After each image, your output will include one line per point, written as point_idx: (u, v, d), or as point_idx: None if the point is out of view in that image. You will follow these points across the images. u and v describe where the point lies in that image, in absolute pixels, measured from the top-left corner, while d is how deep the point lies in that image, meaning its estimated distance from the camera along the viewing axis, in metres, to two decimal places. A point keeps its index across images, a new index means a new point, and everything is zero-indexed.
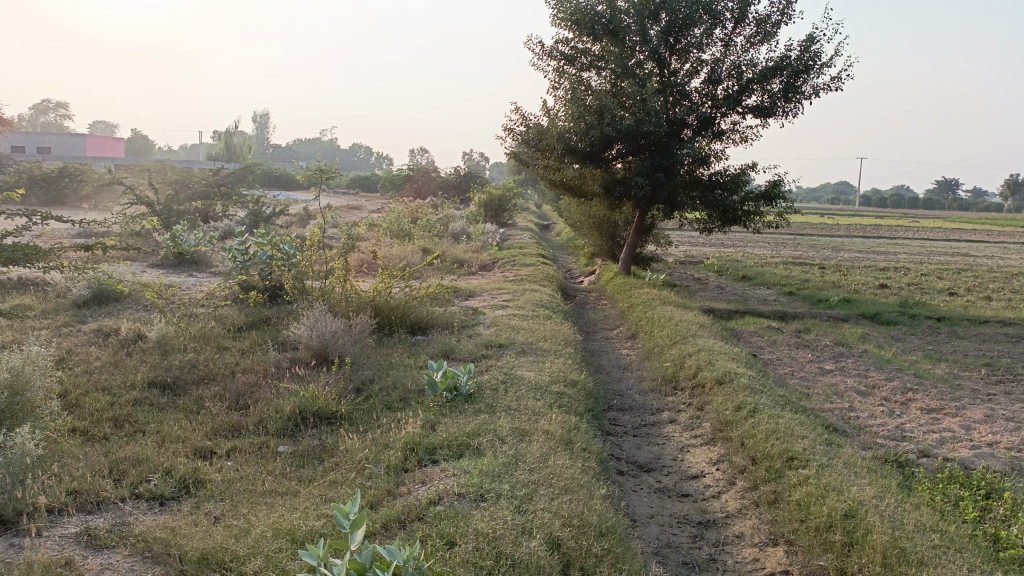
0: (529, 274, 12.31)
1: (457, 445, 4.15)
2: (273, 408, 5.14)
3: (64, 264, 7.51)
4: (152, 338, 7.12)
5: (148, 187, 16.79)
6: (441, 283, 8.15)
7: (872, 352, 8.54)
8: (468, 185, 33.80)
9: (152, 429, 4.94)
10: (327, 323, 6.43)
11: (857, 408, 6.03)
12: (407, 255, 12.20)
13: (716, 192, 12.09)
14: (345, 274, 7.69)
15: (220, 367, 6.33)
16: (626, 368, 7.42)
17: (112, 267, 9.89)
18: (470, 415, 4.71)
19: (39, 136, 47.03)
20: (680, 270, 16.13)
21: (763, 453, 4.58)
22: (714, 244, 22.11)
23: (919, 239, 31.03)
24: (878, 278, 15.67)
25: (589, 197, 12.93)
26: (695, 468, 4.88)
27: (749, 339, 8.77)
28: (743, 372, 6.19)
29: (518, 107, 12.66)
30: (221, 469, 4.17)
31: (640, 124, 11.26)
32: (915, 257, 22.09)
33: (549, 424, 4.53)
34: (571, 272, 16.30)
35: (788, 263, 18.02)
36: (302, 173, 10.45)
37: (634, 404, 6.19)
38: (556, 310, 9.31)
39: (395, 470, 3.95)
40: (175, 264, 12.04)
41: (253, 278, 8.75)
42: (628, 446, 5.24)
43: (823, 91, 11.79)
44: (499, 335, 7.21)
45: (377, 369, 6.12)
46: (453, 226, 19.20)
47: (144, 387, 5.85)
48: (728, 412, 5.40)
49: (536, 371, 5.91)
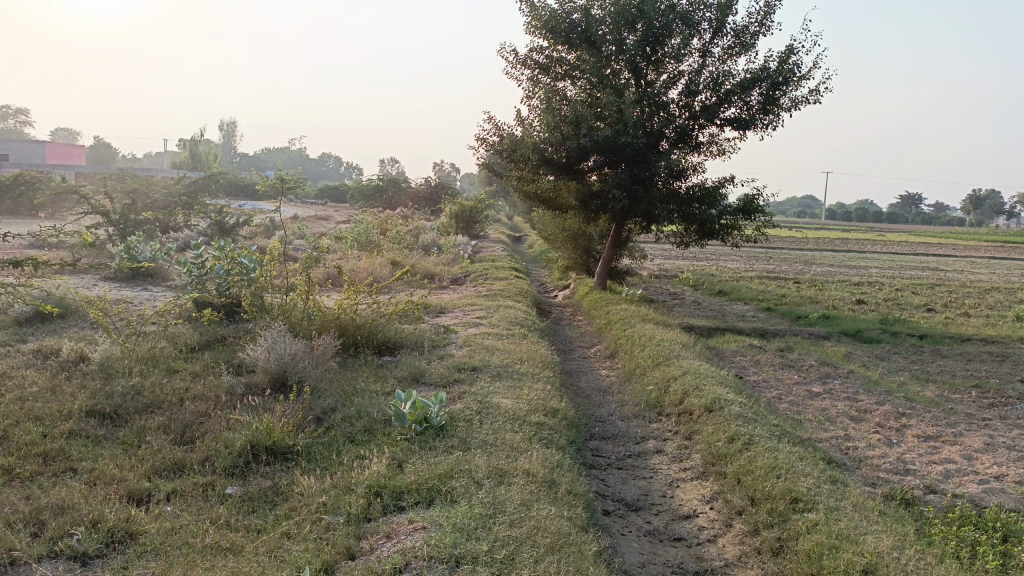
0: (502, 288, 11.88)
1: (427, 489, 3.70)
2: (223, 442, 4.64)
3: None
4: (95, 361, 6.56)
5: (104, 196, 16.08)
6: (411, 300, 7.69)
7: (859, 373, 8.23)
8: (439, 195, 33.35)
9: (83, 467, 4.41)
10: (286, 345, 5.94)
11: (854, 437, 5.67)
12: (376, 269, 11.71)
13: (693, 206, 11.77)
14: (307, 290, 7.19)
15: (167, 393, 5.80)
16: (605, 391, 7.01)
17: (59, 283, 9.28)
18: (441, 452, 4.25)
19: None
20: (655, 285, 15.83)
21: (763, 493, 4.19)
22: (687, 258, 21.90)
23: (887, 252, 31.18)
24: (854, 293, 15.49)
25: (565, 209, 12.55)
26: (687, 506, 4.47)
27: (732, 359, 8.43)
28: (733, 398, 5.80)
29: (492, 116, 12.26)
30: (159, 518, 3.68)
31: (618, 135, 10.92)
32: (887, 271, 22.05)
33: (530, 463, 4.10)
34: (544, 286, 15.92)
35: (763, 277, 17.81)
36: (263, 183, 9.92)
37: (618, 433, 5.77)
38: (532, 329, 8.88)
39: (357, 520, 3.48)
40: (129, 277, 11.41)
41: (210, 294, 8.23)
42: (612, 482, 4.82)
43: (802, 103, 11.57)
44: (473, 356, 6.77)
45: (341, 396, 5.63)
46: (423, 237, 18.72)
47: (81, 417, 5.30)
48: (720, 444, 5.01)
49: (513, 398, 5.46)
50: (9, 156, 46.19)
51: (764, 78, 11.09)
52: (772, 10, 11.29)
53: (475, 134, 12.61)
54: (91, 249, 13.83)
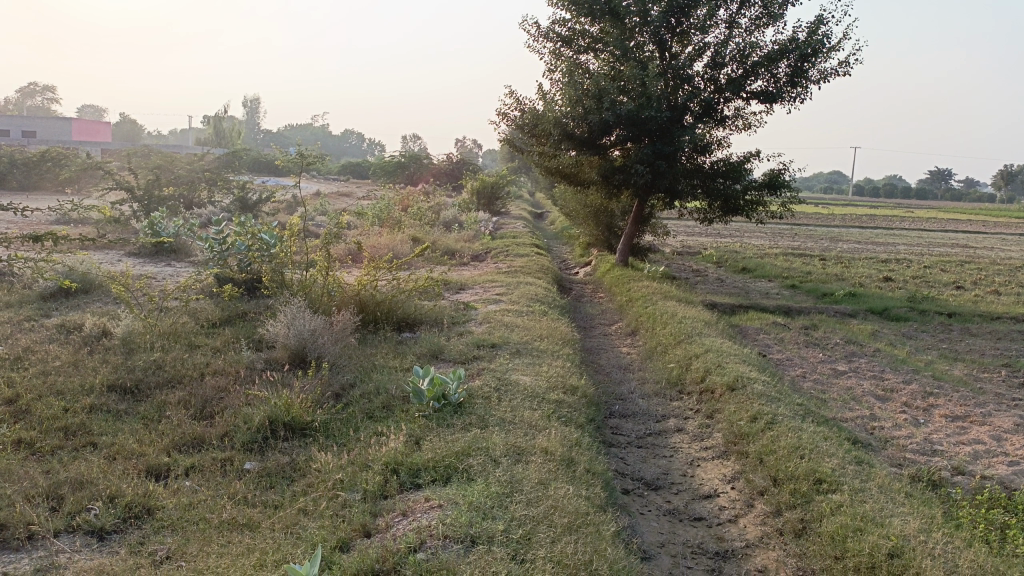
0: (523, 265, 11.81)
1: (444, 466, 3.67)
2: (242, 418, 4.65)
3: (22, 254, 6.96)
4: (117, 336, 6.60)
5: (128, 172, 16.18)
6: (430, 276, 7.64)
7: (886, 351, 8.08)
8: (461, 171, 33.24)
9: (104, 441, 4.44)
10: (305, 321, 5.94)
11: (880, 417, 5.56)
12: (397, 245, 11.68)
13: (718, 181, 11.58)
14: (326, 266, 7.17)
15: (188, 368, 5.82)
16: (626, 368, 6.94)
17: (83, 258, 9.36)
18: (459, 429, 4.21)
19: (25, 121, 46.10)
20: (678, 262, 15.66)
21: (787, 474, 4.12)
22: (711, 235, 21.66)
23: (917, 229, 30.60)
24: (881, 270, 15.22)
25: (586, 185, 12.42)
26: (708, 486, 4.41)
27: (755, 337, 8.31)
28: (756, 377, 5.70)
29: (513, 90, 12.11)
30: (177, 493, 3.69)
31: (641, 109, 10.74)
32: (915, 248, 21.63)
33: (548, 441, 4.05)
34: (566, 262, 15.82)
35: (789, 254, 17.57)
36: (283, 158, 9.89)
37: (638, 411, 5.71)
38: (552, 305, 8.81)
39: (373, 497, 3.46)
40: (152, 252, 11.49)
41: (231, 270, 8.24)
42: (632, 461, 4.76)
43: (831, 76, 11.29)
44: (493, 333, 6.72)
45: (359, 373, 5.62)
46: (444, 213, 18.66)
47: (102, 391, 5.34)
48: (742, 423, 4.93)
49: (532, 375, 5.41)
50: (36, 132, 46.65)
51: (792, 50, 10.83)
52: None
53: (496, 109, 12.48)
54: (116, 225, 13.94)
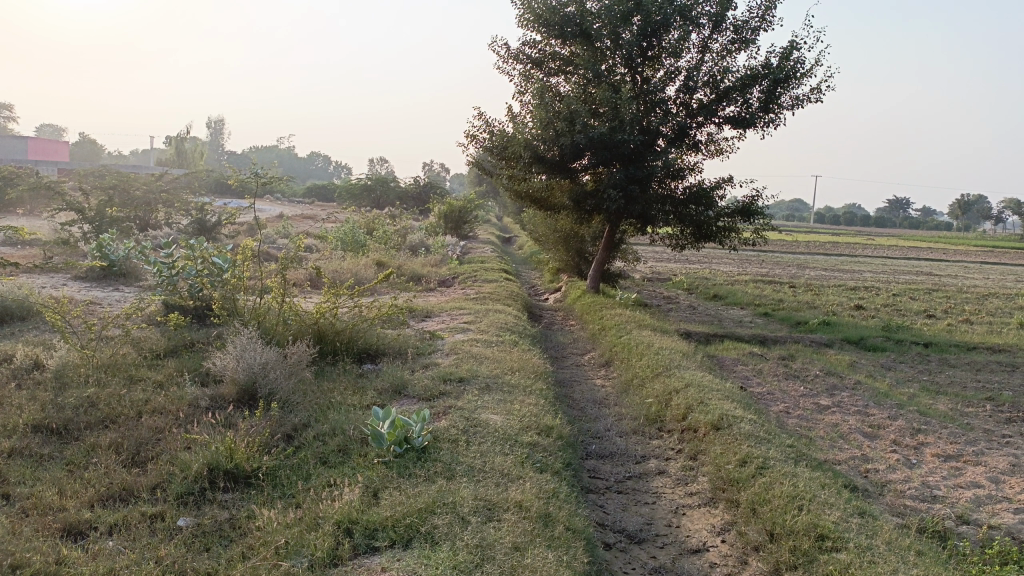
0: (492, 291, 11.42)
1: (404, 526, 3.23)
2: (179, 465, 4.16)
3: None
4: (50, 368, 6.05)
5: (80, 192, 15.51)
6: (395, 304, 7.20)
7: (867, 384, 7.80)
8: (428, 195, 32.85)
9: (18, 493, 3.91)
10: (256, 354, 5.48)
11: (872, 458, 5.23)
12: (360, 270, 11.21)
13: (690, 207, 11.32)
14: (283, 293, 6.71)
15: (125, 406, 5.30)
16: (601, 403, 6.55)
17: (21, 283, 8.76)
18: (422, 480, 3.77)
19: None
20: (649, 288, 15.38)
21: (783, 528, 3.75)
22: (680, 261, 21.49)
23: (880, 257, 30.87)
24: (852, 298, 15.08)
25: (557, 209, 12.11)
26: (695, 538, 4.01)
27: (733, 369, 7.99)
28: (742, 416, 5.34)
29: (482, 112, 11.79)
30: (95, 559, 3.20)
31: (613, 133, 10.45)
32: (880, 276, 21.68)
33: (522, 493, 3.63)
34: (534, 288, 15.48)
35: (758, 281, 17.42)
36: (238, 178, 9.38)
37: (616, 451, 5.31)
38: (523, 335, 8.40)
39: (322, 565, 3.01)
40: (100, 277, 10.86)
41: (180, 296, 7.72)
42: (612, 509, 4.35)
43: (803, 102, 11.15)
44: (460, 365, 6.29)
45: (315, 411, 5.16)
46: (411, 238, 18.24)
47: (26, 433, 4.79)
48: (730, 468, 4.56)
49: (502, 414, 4.99)
50: None
51: (765, 75, 10.66)
52: (774, 5, 10.86)
53: (464, 131, 12.15)
54: (64, 246, 13.29)
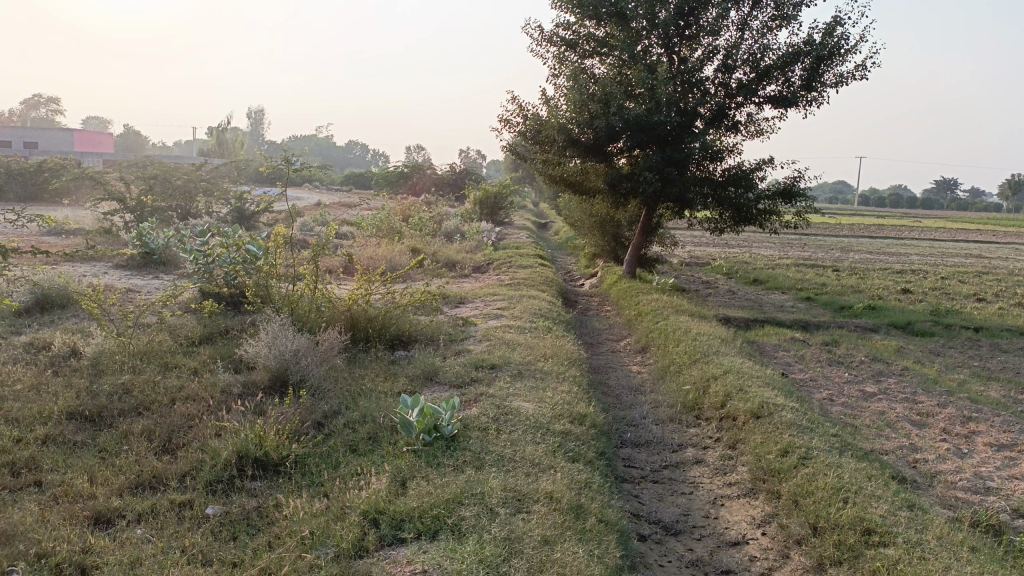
0: (526, 277, 11.29)
1: (431, 517, 3.14)
2: (209, 453, 4.14)
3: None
4: (87, 355, 6.10)
5: (122, 182, 15.76)
6: (427, 290, 7.13)
7: (915, 370, 7.52)
8: (464, 182, 32.83)
9: (50, 480, 3.92)
10: (287, 340, 5.44)
11: (920, 448, 5.02)
12: (394, 256, 11.17)
13: (729, 190, 11.04)
14: (315, 279, 6.67)
15: (158, 393, 5.31)
16: (637, 390, 6.41)
17: (62, 272, 8.89)
18: (451, 470, 3.68)
19: (29, 132, 45.99)
20: (687, 273, 15.12)
21: (827, 521, 3.59)
22: (719, 245, 21.09)
23: (928, 239, 29.98)
24: (898, 282, 14.64)
25: (592, 193, 11.93)
26: (734, 531, 3.87)
27: (774, 355, 7.78)
28: (783, 403, 5.16)
29: (515, 96, 11.64)
30: (122, 547, 3.18)
31: (650, 114, 10.21)
32: (928, 259, 21.06)
33: (553, 484, 3.52)
34: (570, 274, 15.33)
35: (800, 265, 17.02)
36: (271, 164, 9.38)
37: (652, 439, 5.18)
38: (557, 321, 8.27)
39: (347, 556, 2.94)
40: (140, 265, 10.98)
41: (216, 284, 7.75)
42: (647, 500, 4.23)
43: (847, 79, 10.77)
44: (493, 352, 6.19)
45: (346, 399, 5.11)
46: (446, 224, 18.20)
47: (61, 420, 4.82)
48: (770, 458, 4.39)
49: (534, 402, 4.88)
50: (38, 143, 46.14)
51: (807, 52, 10.31)
52: None
53: (498, 116, 12.01)
54: (105, 235, 13.50)
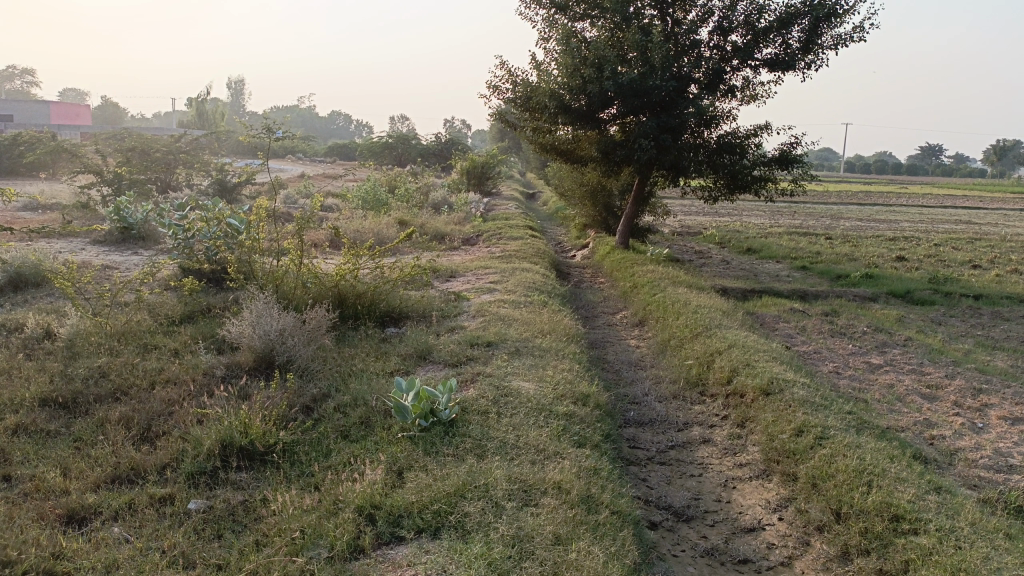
0: (518, 248, 11.03)
1: (432, 513, 2.91)
2: (190, 441, 3.88)
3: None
4: (61, 337, 5.80)
5: (98, 155, 15.29)
6: (418, 264, 6.85)
7: (919, 341, 7.33)
8: (449, 152, 32.39)
9: (20, 474, 3.65)
10: (272, 320, 5.17)
11: (935, 423, 4.83)
12: (382, 229, 10.85)
13: (724, 156, 10.76)
14: (301, 254, 6.37)
15: (137, 376, 5.03)
16: (637, 365, 6.19)
17: (36, 249, 8.52)
18: (451, 459, 3.45)
19: (4, 105, 44.95)
20: (680, 243, 14.90)
21: (852, 507, 3.41)
22: (710, 213, 20.84)
23: (917, 206, 29.86)
24: (892, 250, 14.46)
25: (584, 161, 11.62)
26: (749, 516, 3.66)
27: (775, 326, 7.58)
28: (794, 379, 4.96)
29: (505, 61, 11.26)
30: (98, 550, 2.93)
31: (644, 79, 9.88)
32: (919, 225, 20.94)
33: (561, 473, 3.29)
34: (560, 245, 15.08)
35: (792, 233, 16.82)
36: (250, 135, 8.93)
37: (656, 418, 4.96)
38: (552, 294, 8.02)
39: (342, 557, 2.71)
40: (119, 240, 10.62)
41: (197, 260, 7.43)
42: (656, 483, 4.01)
43: (846, 41, 10.47)
44: (488, 329, 5.94)
45: (335, 381, 4.85)
46: (433, 195, 17.84)
47: (33, 407, 4.53)
48: (785, 438, 4.19)
49: (534, 382, 4.65)
50: (13, 116, 44.91)
51: (806, 13, 9.99)
52: None
53: (486, 82, 11.63)
54: (83, 210, 13.05)
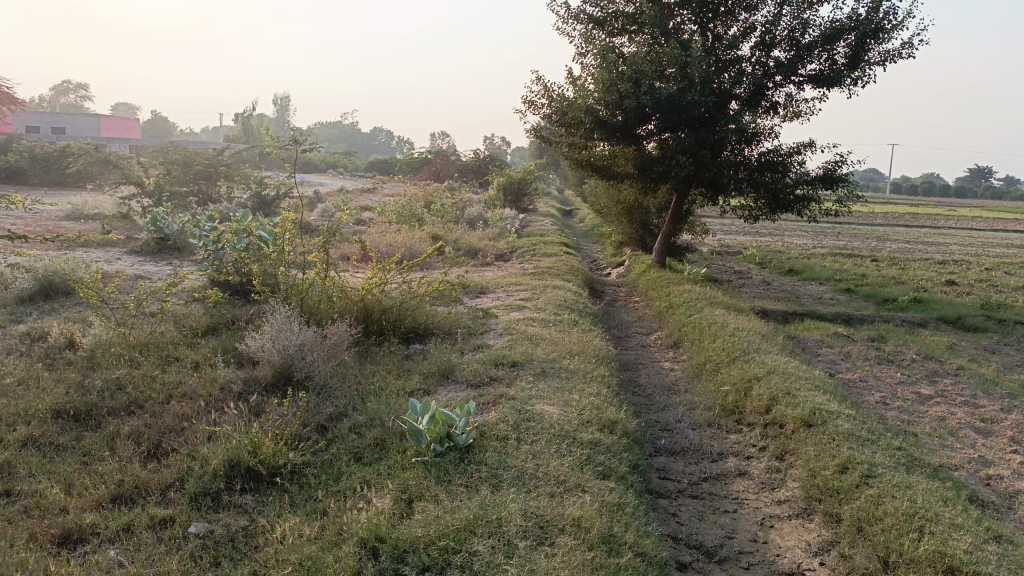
0: (551, 265, 10.82)
1: (440, 549, 2.70)
2: (197, 460, 3.72)
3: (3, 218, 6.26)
4: (83, 347, 5.72)
5: (140, 168, 15.49)
6: (445, 279, 6.67)
7: (971, 370, 6.92)
8: (488, 168, 32.32)
9: (21, 490, 3.52)
10: (292, 334, 5.03)
11: (991, 461, 4.48)
12: (414, 244, 10.73)
13: (766, 174, 10.43)
14: (326, 268, 6.23)
15: (154, 389, 4.91)
16: (670, 390, 5.91)
17: (68, 258, 8.53)
18: (465, 490, 3.23)
19: (57, 118, 46.26)
20: (719, 263, 14.53)
21: (901, 555, 3.12)
22: (751, 233, 20.39)
23: (967, 229, 28.97)
24: (941, 273, 13.91)
25: (621, 177, 11.39)
26: (787, 559, 3.38)
27: (817, 352, 7.23)
28: (837, 410, 4.66)
29: (541, 76, 11.10)
30: (88, 575, 2.77)
31: (684, 94, 9.63)
32: (969, 249, 20.24)
33: (582, 509, 3.06)
34: (596, 262, 14.83)
35: (836, 254, 16.33)
36: (274, 145, 8.64)
37: (688, 447, 4.68)
38: (583, 313, 7.79)
39: None
40: (154, 251, 10.66)
41: (224, 272, 7.36)
42: (686, 519, 3.74)
43: (894, 58, 10.11)
44: (514, 348, 5.72)
45: (353, 400, 4.68)
46: (469, 210, 17.73)
47: (45, 419, 4.43)
48: (827, 475, 3.90)
49: (559, 406, 4.41)
50: (66, 129, 46.18)
51: (853, 28, 9.67)
52: None
53: (522, 97, 11.48)
54: (122, 220, 13.16)
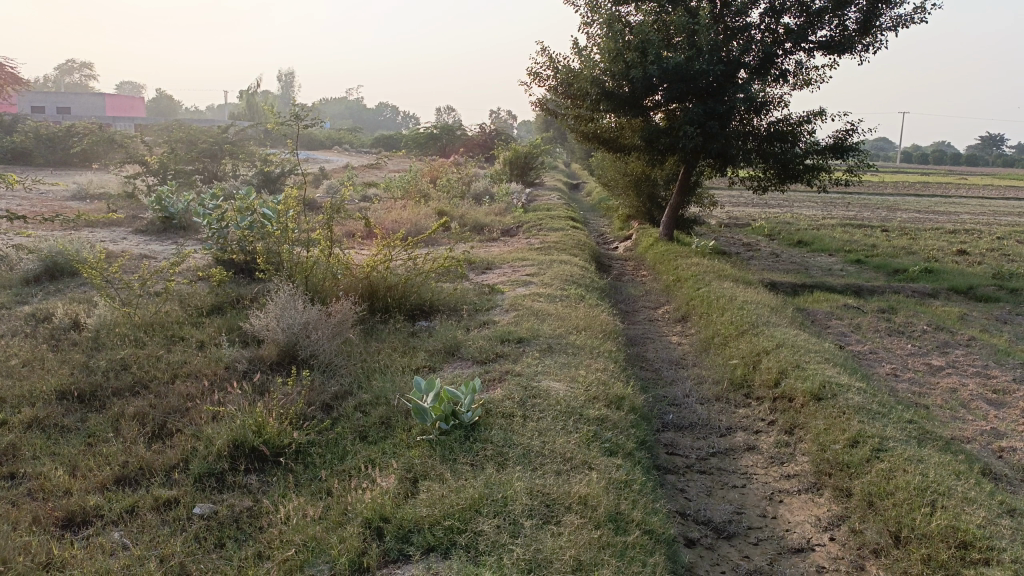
0: (557, 240, 10.74)
1: (445, 529, 2.68)
2: (202, 441, 3.70)
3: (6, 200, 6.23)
4: (88, 328, 5.70)
5: (144, 146, 15.42)
6: (451, 255, 6.61)
7: (984, 341, 6.84)
8: (494, 142, 32.07)
9: (26, 472, 3.51)
10: (296, 313, 4.99)
11: (1004, 433, 4.42)
12: (420, 220, 10.66)
13: (775, 145, 10.28)
14: (330, 245, 6.17)
15: (158, 369, 4.89)
16: (678, 364, 5.86)
17: (73, 238, 8.51)
18: (471, 468, 3.20)
19: (62, 98, 46.15)
20: (727, 235, 14.41)
21: (913, 530, 3.08)
22: (759, 205, 20.21)
23: (979, 197, 28.65)
24: (953, 243, 13.75)
25: (628, 149, 11.25)
26: (797, 534, 3.35)
27: (827, 324, 7.16)
28: (848, 383, 4.60)
29: (546, 47, 10.93)
30: (93, 557, 2.76)
31: (691, 63, 9.46)
32: (981, 218, 20.02)
33: (589, 486, 3.02)
34: (603, 236, 14.72)
35: (846, 225, 16.17)
36: (276, 121, 8.51)
37: (696, 422, 4.64)
38: (590, 288, 7.72)
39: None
40: (160, 230, 10.63)
41: (228, 250, 7.31)
42: (695, 494, 3.71)
43: (907, 23, 9.90)
44: (520, 324, 5.67)
45: (358, 378, 4.64)
46: (475, 185, 17.61)
47: (50, 400, 4.41)
48: (837, 449, 3.85)
49: (566, 382, 4.37)
50: (71, 108, 46.08)
51: None
52: None
53: (527, 69, 11.33)
54: (128, 200, 13.13)
